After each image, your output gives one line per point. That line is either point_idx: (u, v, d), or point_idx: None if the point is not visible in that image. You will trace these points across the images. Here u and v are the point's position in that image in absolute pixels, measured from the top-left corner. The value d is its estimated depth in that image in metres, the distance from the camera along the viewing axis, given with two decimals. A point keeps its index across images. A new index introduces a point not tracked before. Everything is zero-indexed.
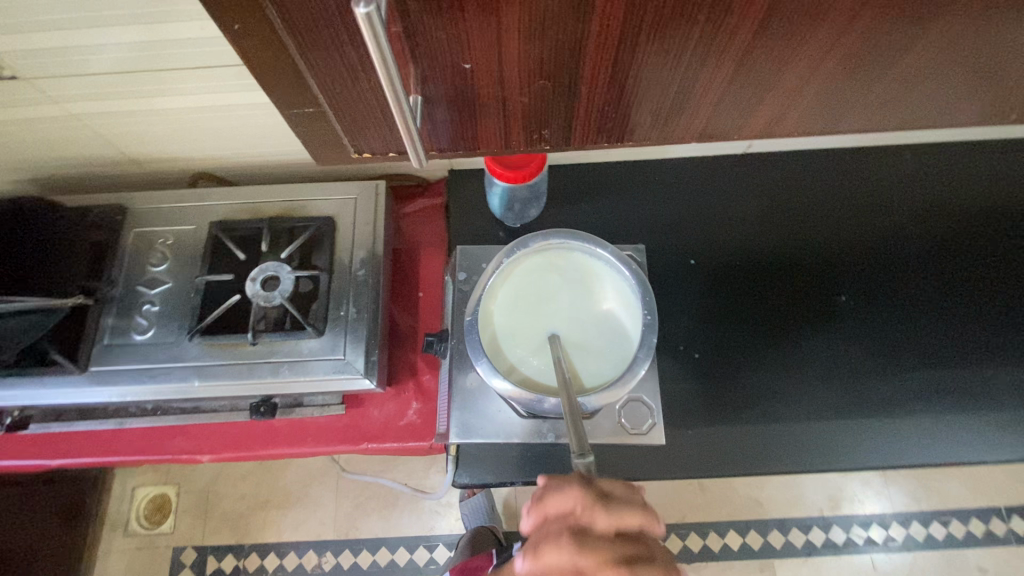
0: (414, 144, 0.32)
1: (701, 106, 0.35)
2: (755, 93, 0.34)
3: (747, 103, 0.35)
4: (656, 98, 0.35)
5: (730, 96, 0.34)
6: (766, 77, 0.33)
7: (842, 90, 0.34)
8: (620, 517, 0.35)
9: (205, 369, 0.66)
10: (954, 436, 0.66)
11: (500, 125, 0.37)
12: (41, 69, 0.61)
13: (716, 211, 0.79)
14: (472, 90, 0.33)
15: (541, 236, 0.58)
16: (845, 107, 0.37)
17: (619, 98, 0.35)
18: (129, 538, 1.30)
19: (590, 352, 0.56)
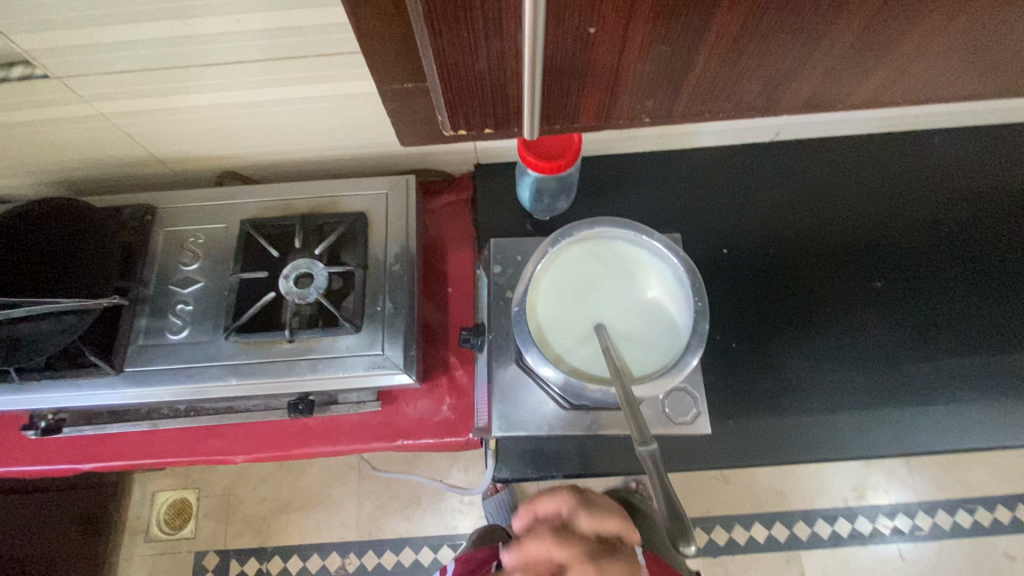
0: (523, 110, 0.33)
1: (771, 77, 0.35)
2: (825, 62, 0.34)
3: (813, 76, 0.35)
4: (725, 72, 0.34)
5: (798, 67, 0.34)
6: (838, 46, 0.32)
7: (918, 60, 0.34)
8: (599, 522, 0.46)
9: (241, 368, 0.66)
10: (998, 419, 0.65)
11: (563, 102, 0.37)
12: (70, 67, 0.60)
13: (747, 200, 0.79)
14: (544, 70, 0.33)
15: (585, 225, 0.58)
16: (910, 77, 0.36)
17: (687, 71, 0.34)
18: (150, 544, 1.30)
19: (639, 340, 0.55)
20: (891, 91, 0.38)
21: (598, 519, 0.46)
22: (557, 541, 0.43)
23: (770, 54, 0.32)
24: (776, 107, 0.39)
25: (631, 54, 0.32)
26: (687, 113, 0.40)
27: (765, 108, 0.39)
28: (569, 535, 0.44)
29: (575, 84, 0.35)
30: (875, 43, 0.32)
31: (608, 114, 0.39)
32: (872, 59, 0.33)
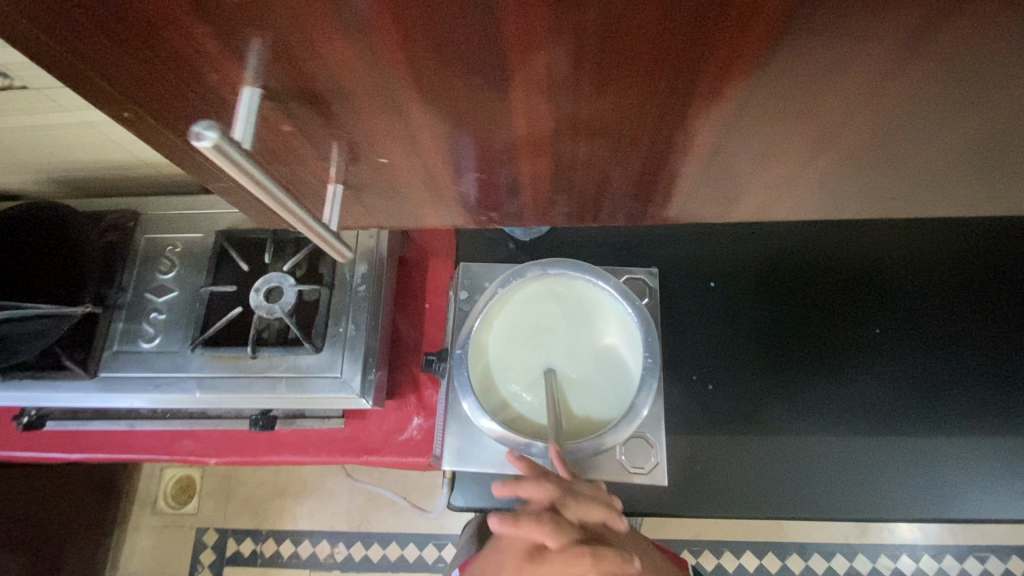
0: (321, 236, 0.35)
1: (715, 148, 0.34)
2: (746, 174, 0.37)
3: (741, 182, 0.39)
4: (657, 173, 0.39)
5: (720, 174, 0.38)
6: (756, 165, 0.36)
7: (870, 145, 0.33)
8: (588, 510, 0.38)
9: (207, 380, 0.67)
10: (972, 480, 0.64)
11: (520, 190, 0.42)
12: (50, 81, 0.61)
13: (741, 234, 0.76)
14: (501, 171, 0.39)
15: (539, 266, 0.55)
16: (840, 185, 0.38)
17: (626, 170, 0.38)
18: (157, 516, 1.37)
19: (587, 391, 0.53)
20: (828, 194, 0.40)
21: (586, 508, 0.38)
22: (554, 530, 0.35)
23: (693, 165, 0.37)
24: (720, 199, 0.42)
25: (562, 162, 0.37)
26: (642, 204, 0.44)
27: (714, 201, 0.42)
28: (564, 523, 0.36)
29: (528, 178, 0.40)
30: (786, 163, 0.35)
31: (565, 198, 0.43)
32: (807, 170, 0.36)
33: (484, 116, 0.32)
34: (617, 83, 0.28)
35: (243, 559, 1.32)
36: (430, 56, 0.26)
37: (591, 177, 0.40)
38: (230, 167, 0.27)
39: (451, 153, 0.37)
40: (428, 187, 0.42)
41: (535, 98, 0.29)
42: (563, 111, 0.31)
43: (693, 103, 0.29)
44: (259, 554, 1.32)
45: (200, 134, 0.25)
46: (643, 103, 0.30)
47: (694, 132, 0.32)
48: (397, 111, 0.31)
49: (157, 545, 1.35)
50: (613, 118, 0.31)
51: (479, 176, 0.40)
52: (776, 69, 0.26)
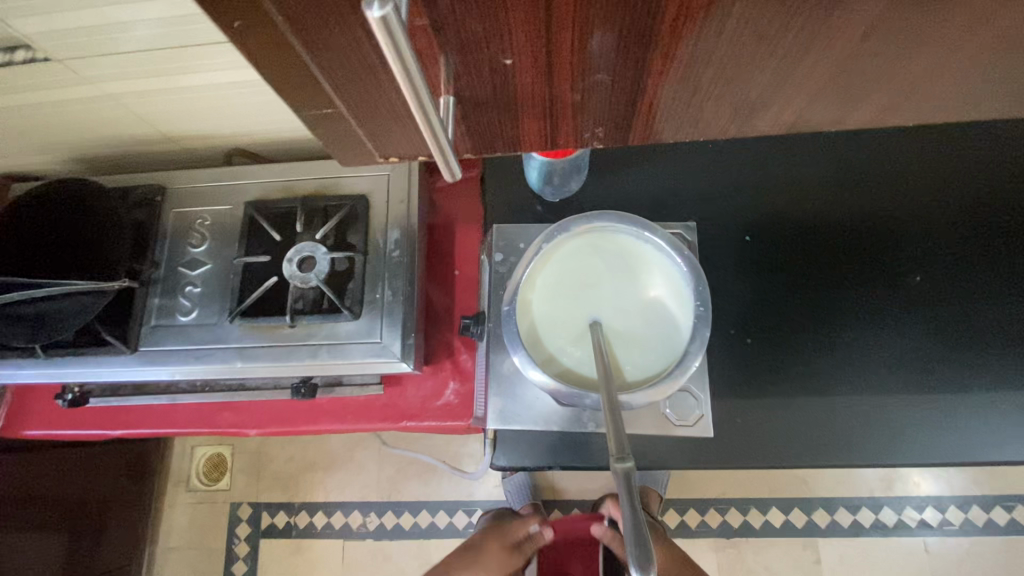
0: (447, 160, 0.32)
1: (787, 82, 0.32)
2: (907, 86, 0.33)
3: (891, 98, 0.34)
4: (819, 89, 0.33)
5: (833, 93, 0.33)
6: (910, 77, 0.32)
7: (945, 71, 0.31)
8: None
9: (246, 350, 0.67)
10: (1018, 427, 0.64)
11: (654, 113, 0.37)
12: (70, 50, 0.59)
13: (775, 188, 0.74)
14: (585, 103, 0.35)
15: (584, 218, 0.54)
16: (985, 93, 0.34)
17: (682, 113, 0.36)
18: (191, 493, 1.40)
19: (636, 343, 0.53)
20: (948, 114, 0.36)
21: None
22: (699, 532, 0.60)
23: (878, 70, 0.31)
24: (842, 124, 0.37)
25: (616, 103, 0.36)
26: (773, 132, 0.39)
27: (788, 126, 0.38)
28: None
29: (678, 93, 0.34)
30: (967, 60, 0.30)
31: (641, 131, 0.39)
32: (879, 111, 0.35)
33: (588, 31, 0.28)
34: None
35: (278, 532, 1.35)
36: None
37: (744, 91, 0.33)
38: (395, 58, 0.22)
39: (610, 56, 0.30)
40: (538, 117, 0.37)
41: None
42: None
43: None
44: (294, 526, 1.35)
45: (374, 2, 0.20)
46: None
47: (906, 18, 0.27)
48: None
49: (194, 521, 1.38)
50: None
51: (604, 95, 0.35)
52: None
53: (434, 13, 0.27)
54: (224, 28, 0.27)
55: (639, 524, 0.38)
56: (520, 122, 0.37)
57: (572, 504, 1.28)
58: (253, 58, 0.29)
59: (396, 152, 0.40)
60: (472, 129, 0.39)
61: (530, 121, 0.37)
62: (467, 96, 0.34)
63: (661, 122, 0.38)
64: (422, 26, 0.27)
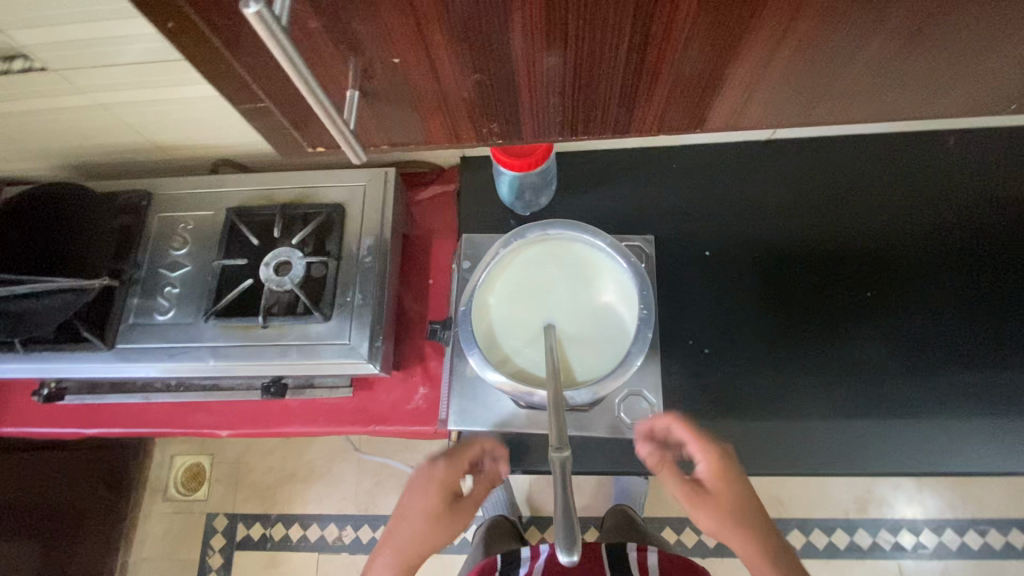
0: (350, 143, 0.35)
1: (670, 87, 0.36)
2: (762, 87, 0.36)
3: (773, 100, 0.38)
4: (681, 88, 0.37)
5: (713, 95, 0.37)
6: (754, 80, 0.35)
7: (813, 79, 0.35)
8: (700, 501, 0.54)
9: (219, 350, 0.69)
10: (960, 437, 0.66)
11: (545, 114, 0.40)
12: (67, 61, 0.63)
13: (731, 206, 0.78)
14: (503, 106, 0.39)
15: (538, 227, 0.57)
16: (864, 102, 0.38)
17: (585, 112, 0.40)
18: (167, 502, 1.39)
19: (586, 344, 0.55)
20: (817, 118, 0.40)
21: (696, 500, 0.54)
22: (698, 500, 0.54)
23: (742, 75, 0.35)
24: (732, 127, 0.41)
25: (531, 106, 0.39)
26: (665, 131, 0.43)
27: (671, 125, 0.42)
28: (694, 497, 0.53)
29: (573, 96, 0.38)
30: (802, 67, 0.34)
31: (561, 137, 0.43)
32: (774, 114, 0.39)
33: (487, 38, 0.32)
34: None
35: (253, 544, 1.34)
36: None
37: (640, 94, 0.37)
38: (274, 44, 0.26)
39: (489, 57, 0.34)
40: (447, 117, 0.40)
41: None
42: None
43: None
44: (269, 538, 1.34)
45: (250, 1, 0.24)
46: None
47: (725, 25, 0.31)
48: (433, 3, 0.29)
49: (168, 531, 1.37)
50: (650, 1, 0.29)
51: (498, 97, 0.38)
52: None
53: (325, 21, 0.31)
54: (159, 27, 0.31)
55: (569, 511, 0.41)
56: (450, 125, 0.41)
57: (548, 521, 1.28)
58: (187, 56, 0.33)
59: (320, 141, 0.43)
60: (387, 128, 0.42)
61: (462, 123, 0.41)
62: (373, 92, 0.37)
63: (573, 126, 0.41)
64: (316, 28, 0.31)
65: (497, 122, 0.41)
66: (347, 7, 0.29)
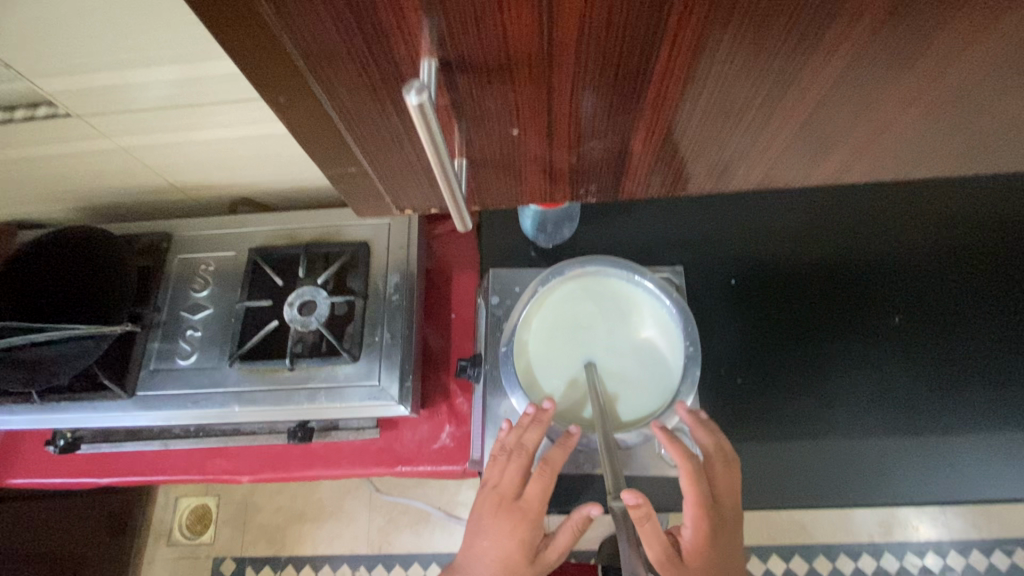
0: (459, 207, 0.34)
1: (768, 146, 0.36)
2: (857, 142, 0.35)
3: (861, 157, 0.37)
4: (780, 146, 0.36)
5: (801, 152, 0.37)
6: (874, 133, 0.35)
7: (918, 133, 0.35)
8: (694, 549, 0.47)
9: (244, 395, 0.68)
10: (1007, 464, 0.65)
11: (641, 169, 0.39)
12: (92, 107, 0.63)
13: (756, 234, 0.78)
14: (591, 159, 0.38)
15: (576, 263, 0.57)
16: (947, 154, 0.37)
17: (672, 165, 0.39)
18: (172, 547, 1.34)
19: (629, 382, 0.54)
20: (916, 168, 0.39)
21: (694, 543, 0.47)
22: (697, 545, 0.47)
23: (839, 132, 0.34)
24: (809, 179, 0.41)
25: (611, 161, 0.38)
26: (740, 188, 0.42)
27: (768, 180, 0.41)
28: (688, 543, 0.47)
29: (663, 154, 0.37)
30: (908, 122, 0.33)
31: (632, 187, 0.42)
32: (859, 166, 0.39)
33: (604, 101, 0.31)
34: (828, 12, 0.24)
35: None
36: (542, 63, 0.28)
37: (739, 150, 0.36)
38: (426, 134, 0.25)
39: (597, 118, 0.33)
40: (534, 174, 0.40)
41: (748, 24, 0.25)
42: (755, 50, 0.27)
43: (887, 46, 0.27)
44: None
45: (412, 92, 0.23)
46: (835, 43, 0.26)
47: (861, 89, 0.30)
48: (566, 77, 0.29)
49: None
50: (787, 69, 0.28)
51: (597, 153, 0.37)
52: (840, 50, 0.27)
53: (453, 96, 0.31)
54: (270, 102, 0.30)
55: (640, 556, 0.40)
56: (526, 179, 0.40)
57: (569, 555, 1.24)
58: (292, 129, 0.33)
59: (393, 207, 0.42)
60: (471, 186, 0.42)
61: (537, 178, 0.40)
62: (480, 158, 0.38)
63: (650, 179, 0.41)
64: (444, 105, 0.31)
65: (579, 176, 0.40)
66: (471, 80, 0.29)
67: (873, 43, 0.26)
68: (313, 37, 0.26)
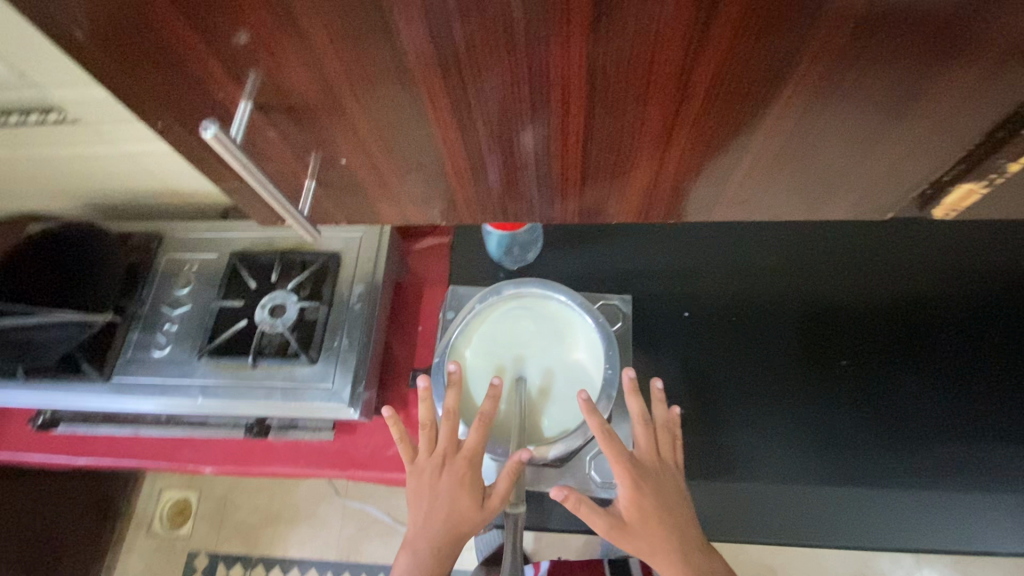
0: (303, 224, 0.40)
1: (600, 182, 0.39)
2: (691, 184, 0.39)
3: (719, 202, 0.40)
4: (622, 184, 0.39)
5: (643, 190, 0.40)
6: (719, 183, 0.38)
7: (763, 185, 0.38)
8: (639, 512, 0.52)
9: (209, 388, 0.72)
10: (945, 516, 0.66)
11: (548, 205, 0.43)
12: (97, 116, 0.69)
13: (714, 270, 0.81)
14: (476, 193, 0.42)
15: (513, 284, 0.61)
16: (816, 208, 0.40)
17: (543, 200, 0.42)
18: (151, 538, 1.38)
19: (554, 400, 0.57)
20: (822, 208, 0.40)
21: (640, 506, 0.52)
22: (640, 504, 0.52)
23: (658, 176, 0.38)
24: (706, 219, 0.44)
25: (494, 196, 0.42)
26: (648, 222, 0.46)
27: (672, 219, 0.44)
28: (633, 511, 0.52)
29: (536, 191, 0.41)
30: (717, 166, 0.36)
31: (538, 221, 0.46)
32: (742, 211, 0.41)
33: (449, 138, 0.35)
34: (539, 63, 0.29)
35: None
36: (332, 94, 0.32)
37: (591, 188, 0.40)
38: (232, 159, 0.33)
39: (489, 151, 0.37)
40: (455, 203, 0.43)
41: (476, 84, 0.30)
42: (505, 106, 0.32)
43: (608, 94, 0.30)
44: None
45: (206, 126, 0.31)
46: (567, 90, 0.30)
47: (614, 132, 0.34)
48: (361, 112, 0.33)
49: (147, 569, 1.35)
50: (548, 118, 0.33)
51: (503, 186, 0.41)
52: (573, 95, 0.31)
53: (280, 129, 0.36)
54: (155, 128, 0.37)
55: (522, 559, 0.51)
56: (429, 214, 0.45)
57: None
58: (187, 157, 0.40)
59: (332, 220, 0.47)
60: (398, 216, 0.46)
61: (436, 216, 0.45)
62: (380, 185, 0.42)
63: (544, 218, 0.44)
64: (276, 135, 0.37)
65: (480, 214, 0.44)
66: (297, 108, 0.34)
67: (597, 91, 0.30)
68: (162, 85, 0.33)
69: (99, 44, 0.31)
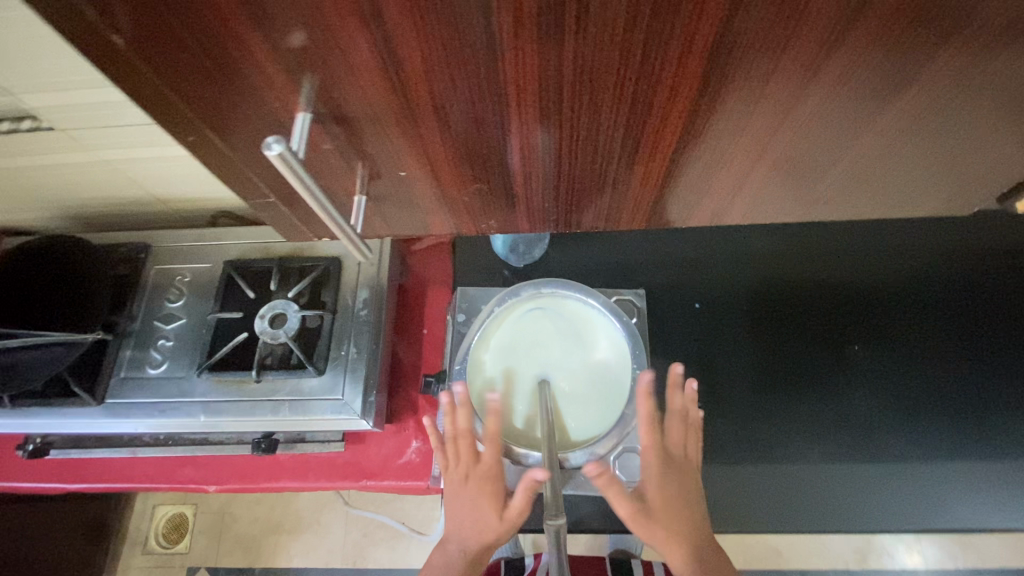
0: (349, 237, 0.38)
1: (663, 163, 0.38)
2: (760, 160, 0.37)
3: (772, 174, 0.39)
4: (685, 165, 0.38)
5: (709, 169, 0.39)
6: (784, 157, 0.37)
7: (820, 153, 0.37)
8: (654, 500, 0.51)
9: (212, 405, 0.69)
10: (964, 491, 0.66)
11: (606, 188, 0.41)
12: (75, 122, 0.65)
13: (722, 259, 0.80)
14: (528, 179, 0.40)
15: (531, 285, 0.59)
16: (860, 181, 0.40)
17: (587, 182, 0.41)
18: (147, 556, 1.34)
19: (580, 403, 0.56)
20: (870, 180, 0.40)
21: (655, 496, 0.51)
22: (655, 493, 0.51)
23: (724, 154, 0.37)
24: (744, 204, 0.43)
25: (533, 180, 0.40)
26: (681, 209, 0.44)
27: (710, 203, 0.43)
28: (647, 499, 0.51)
29: (592, 175, 0.39)
30: (801, 138, 0.35)
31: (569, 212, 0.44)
32: (791, 181, 0.40)
33: (522, 122, 0.33)
34: (659, 44, 0.27)
35: None
36: (391, 85, 0.30)
37: (650, 169, 0.39)
38: (293, 177, 0.31)
39: (559, 138, 0.35)
40: (493, 189, 0.41)
41: (564, 68, 0.28)
42: (594, 89, 0.30)
43: (725, 74, 0.29)
44: None
45: (272, 144, 0.29)
46: (679, 73, 0.29)
47: (714, 113, 0.32)
48: (433, 100, 0.31)
49: None
50: (647, 101, 0.31)
51: (546, 173, 0.39)
52: (688, 77, 0.29)
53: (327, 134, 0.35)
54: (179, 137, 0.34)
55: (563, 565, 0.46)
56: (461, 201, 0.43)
57: None
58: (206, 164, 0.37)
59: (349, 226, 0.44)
60: (425, 206, 0.44)
61: (466, 203, 0.43)
62: (411, 174, 0.39)
63: (585, 201, 0.43)
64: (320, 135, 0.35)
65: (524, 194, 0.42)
66: (345, 100, 0.31)
67: (716, 72, 0.29)
68: (180, 87, 0.30)
69: (139, 51, 0.27)
